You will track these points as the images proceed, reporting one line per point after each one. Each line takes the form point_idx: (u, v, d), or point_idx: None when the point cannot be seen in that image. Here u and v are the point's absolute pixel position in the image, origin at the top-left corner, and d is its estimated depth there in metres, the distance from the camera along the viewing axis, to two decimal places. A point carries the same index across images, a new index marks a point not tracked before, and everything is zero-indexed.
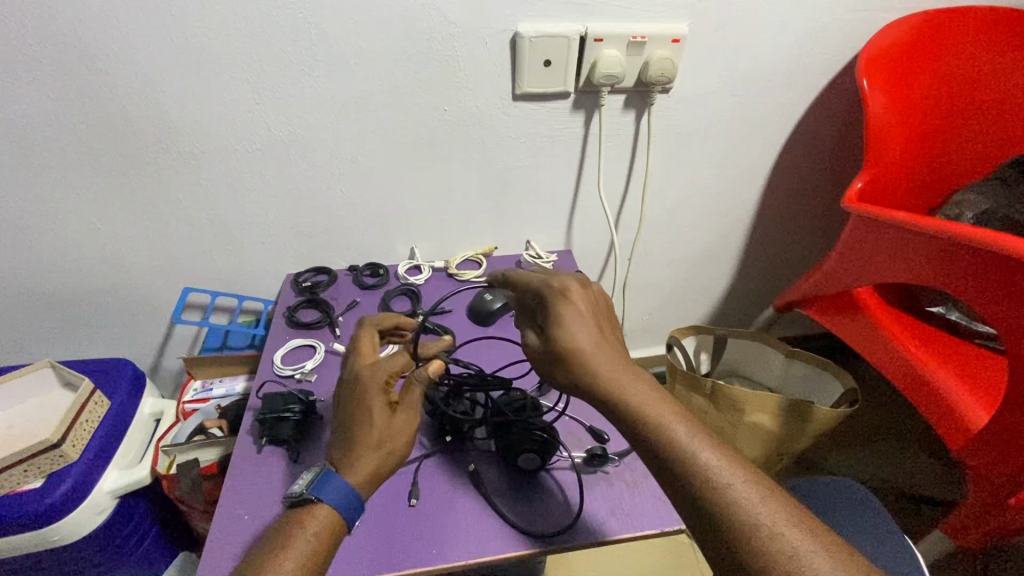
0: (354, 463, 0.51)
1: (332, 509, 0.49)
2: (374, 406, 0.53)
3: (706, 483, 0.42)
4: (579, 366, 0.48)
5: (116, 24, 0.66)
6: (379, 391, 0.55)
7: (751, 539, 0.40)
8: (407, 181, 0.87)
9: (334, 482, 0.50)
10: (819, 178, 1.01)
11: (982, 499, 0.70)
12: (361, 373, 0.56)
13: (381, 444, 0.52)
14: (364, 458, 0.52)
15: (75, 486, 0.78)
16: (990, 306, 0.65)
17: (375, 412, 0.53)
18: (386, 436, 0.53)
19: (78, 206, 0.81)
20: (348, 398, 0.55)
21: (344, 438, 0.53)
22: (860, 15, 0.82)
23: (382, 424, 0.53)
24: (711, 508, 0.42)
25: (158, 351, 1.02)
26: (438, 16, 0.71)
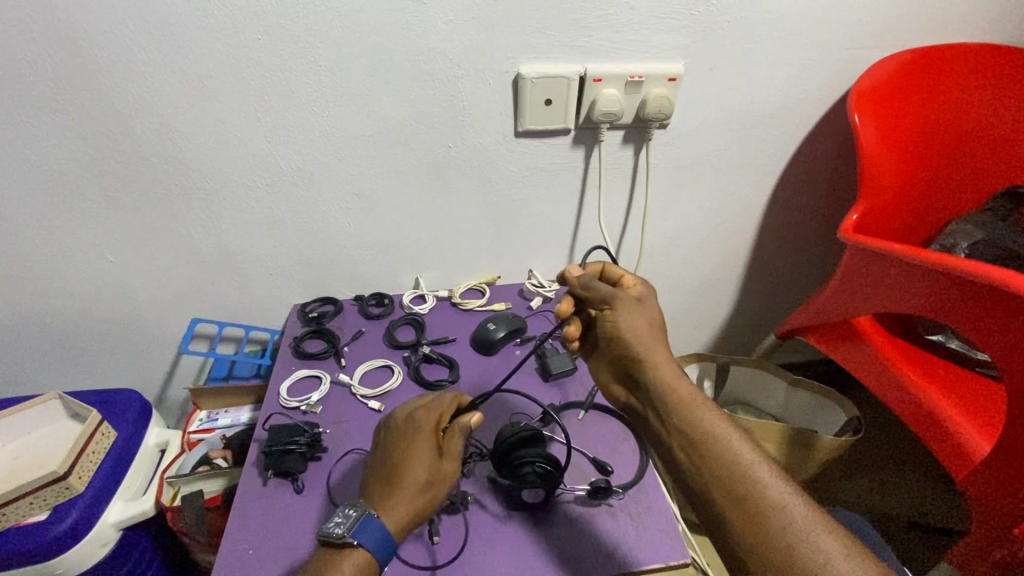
0: (397, 512, 0.52)
1: (368, 553, 0.49)
2: (423, 450, 0.55)
3: (750, 487, 0.46)
4: (642, 353, 0.54)
5: (135, 69, 0.70)
6: (428, 434, 0.56)
7: (794, 537, 0.43)
8: (412, 213, 0.89)
9: (376, 524, 0.51)
10: (817, 207, 1.03)
11: (983, 532, 0.70)
12: (415, 418, 0.58)
13: (423, 491, 0.53)
14: (406, 502, 0.52)
15: (80, 519, 0.78)
16: (994, 339, 0.65)
17: (423, 455, 0.54)
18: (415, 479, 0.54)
19: (92, 240, 0.83)
20: (404, 438, 0.57)
21: (386, 478, 0.54)
22: (852, 53, 0.85)
23: (426, 471, 0.54)
24: (756, 510, 0.45)
25: (165, 381, 1.04)
26: (443, 58, 0.74)
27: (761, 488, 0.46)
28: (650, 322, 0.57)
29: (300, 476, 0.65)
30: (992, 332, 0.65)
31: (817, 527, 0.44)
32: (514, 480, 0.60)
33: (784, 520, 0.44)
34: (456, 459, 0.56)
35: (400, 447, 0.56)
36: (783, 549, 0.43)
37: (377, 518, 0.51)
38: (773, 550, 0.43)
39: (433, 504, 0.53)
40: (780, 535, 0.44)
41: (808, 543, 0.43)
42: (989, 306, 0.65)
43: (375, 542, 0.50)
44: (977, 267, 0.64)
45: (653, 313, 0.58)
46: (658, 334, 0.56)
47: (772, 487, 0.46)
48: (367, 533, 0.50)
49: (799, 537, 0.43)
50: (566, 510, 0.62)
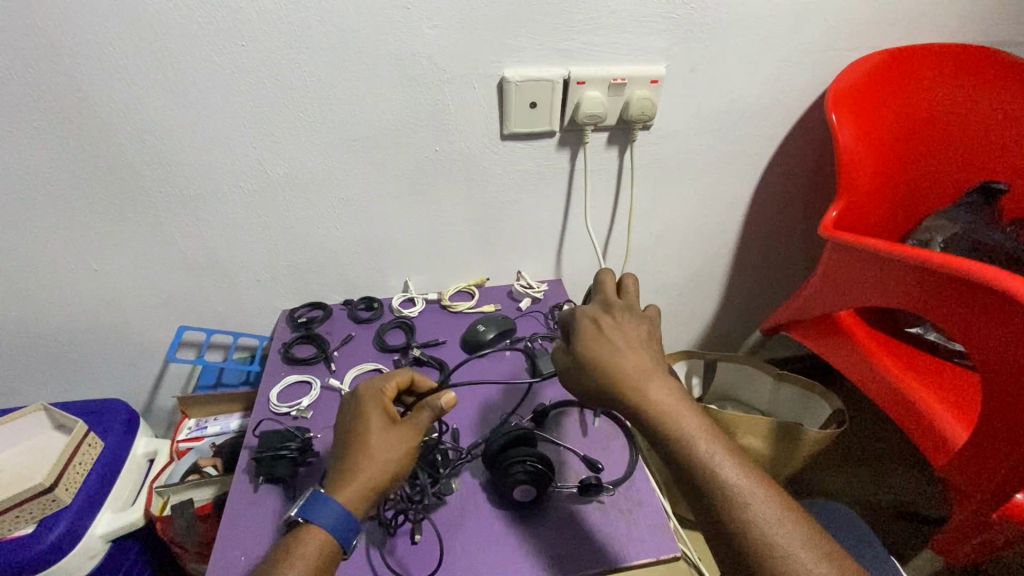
0: (351, 481, 0.54)
1: (326, 532, 0.51)
2: (372, 421, 0.57)
3: (735, 516, 0.46)
4: (620, 387, 0.52)
5: (118, 76, 0.69)
6: (377, 407, 0.59)
7: (775, 564, 0.44)
8: (400, 217, 0.89)
9: (326, 504, 0.52)
10: (798, 204, 1.05)
11: (961, 518, 0.72)
12: (360, 395, 0.61)
13: (375, 458, 0.55)
14: (359, 472, 0.54)
15: (68, 531, 0.78)
16: (976, 333, 0.67)
17: (373, 424, 0.57)
18: (361, 449, 0.55)
19: (76, 249, 0.83)
20: (352, 416, 0.59)
21: (339, 459, 0.56)
22: (828, 54, 0.87)
23: (377, 438, 0.56)
24: (741, 537, 0.45)
25: (152, 390, 1.03)
26: (427, 63, 0.75)
27: (747, 515, 0.46)
28: (624, 349, 0.55)
29: (291, 482, 0.65)
30: (976, 325, 0.67)
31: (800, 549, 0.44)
32: (504, 479, 0.60)
33: (762, 542, 0.45)
34: (412, 426, 0.57)
35: (350, 425, 0.58)
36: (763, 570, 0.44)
37: (327, 496, 0.52)
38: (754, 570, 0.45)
39: (390, 471, 0.55)
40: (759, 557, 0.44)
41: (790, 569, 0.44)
42: (974, 299, 0.66)
43: (326, 517, 0.51)
44: (963, 264, 0.65)
45: (617, 341, 0.55)
46: (635, 360, 0.54)
47: (758, 512, 0.46)
48: (316, 509, 0.51)
49: (782, 563, 0.44)
50: (559, 509, 0.62)
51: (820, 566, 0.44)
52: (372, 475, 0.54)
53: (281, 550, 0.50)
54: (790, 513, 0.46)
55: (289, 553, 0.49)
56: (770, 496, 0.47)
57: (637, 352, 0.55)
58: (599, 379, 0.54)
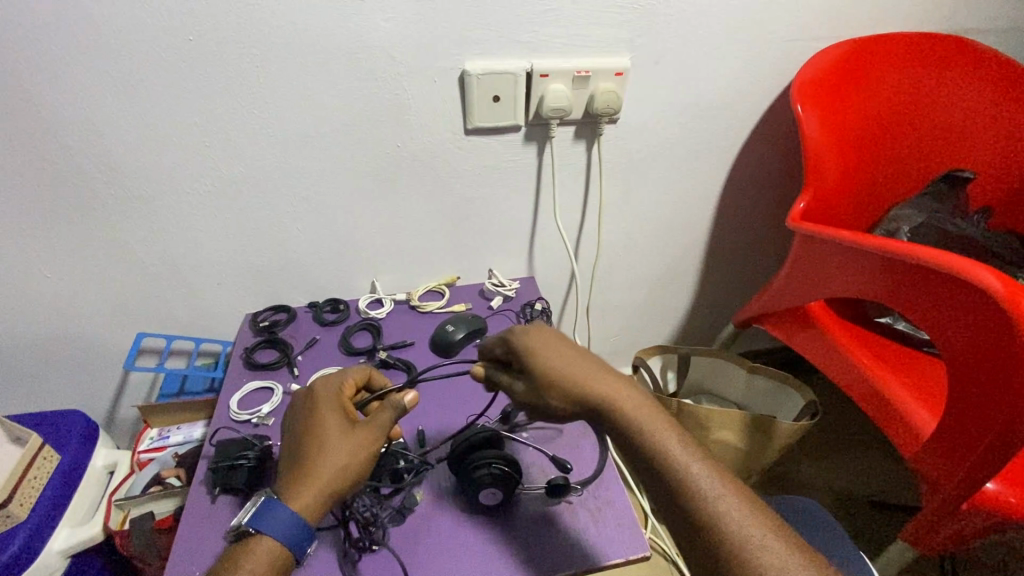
0: (311, 485, 0.51)
1: (276, 542, 0.49)
2: (330, 423, 0.56)
3: (707, 513, 0.45)
4: (580, 392, 0.52)
5: (56, 73, 0.66)
6: (334, 409, 0.57)
7: (751, 560, 0.43)
8: (364, 216, 0.87)
9: (276, 514, 0.49)
10: (769, 196, 1.05)
11: (933, 508, 0.72)
12: (313, 398, 0.59)
13: (335, 460, 0.53)
14: (319, 476, 0.52)
15: (23, 549, 0.74)
16: (943, 322, 0.67)
17: (330, 427, 0.55)
18: (316, 453, 0.53)
19: (21, 256, 0.79)
20: (307, 420, 0.57)
21: (294, 464, 0.54)
22: (793, 45, 0.87)
23: (336, 439, 0.54)
24: (715, 537, 0.44)
25: (114, 400, 0.99)
26: (385, 56, 0.73)
27: (718, 511, 0.45)
28: (575, 358, 0.54)
29: (249, 491, 0.63)
30: (941, 317, 0.67)
31: (775, 544, 0.44)
32: (469, 482, 0.59)
33: (736, 537, 0.44)
34: (375, 425, 0.55)
35: (305, 429, 0.56)
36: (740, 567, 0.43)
37: (279, 504, 0.50)
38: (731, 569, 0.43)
39: (351, 473, 0.53)
40: (735, 553, 0.43)
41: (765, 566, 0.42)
42: (940, 290, 0.66)
43: (275, 526, 0.49)
44: (931, 255, 0.65)
45: (562, 350, 0.55)
46: (589, 366, 0.54)
47: (729, 510, 0.45)
48: (267, 519, 0.49)
49: (758, 558, 0.43)
50: (527, 511, 0.61)
51: (795, 558, 0.43)
52: (329, 479, 0.52)
53: (227, 559, 0.48)
54: (760, 507, 0.46)
55: (237, 564, 0.47)
56: (738, 491, 0.47)
57: (585, 358, 0.55)
58: (556, 386, 0.53)
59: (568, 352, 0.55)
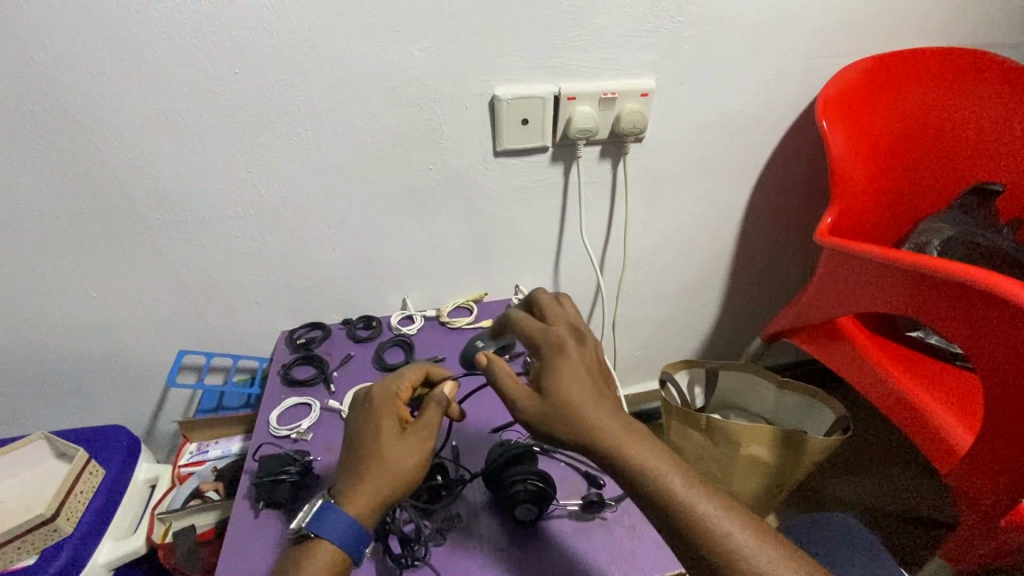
0: (369, 487, 0.53)
1: (334, 545, 0.50)
2: (386, 425, 0.57)
3: (716, 547, 0.45)
4: (584, 422, 0.51)
5: (112, 107, 0.70)
6: (391, 412, 0.59)
7: None
8: (396, 236, 0.90)
9: (333, 518, 0.51)
10: (793, 210, 1.05)
11: (973, 526, 0.70)
12: (370, 398, 0.60)
13: (390, 462, 0.54)
14: (378, 479, 0.53)
15: (71, 560, 0.77)
16: (975, 338, 0.66)
17: (386, 429, 0.57)
18: (373, 455, 0.55)
19: (74, 278, 0.83)
20: (364, 421, 0.59)
21: (352, 466, 0.55)
22: (816, 63, 0.88)
23: (392, 442, 0.56)
24: (723, 569, 0.45)
25: (154, 415, 1.03)
26: (420, 84, 0.76)
27: (728, 544, 0.45)
28: (588, 383, 0.54)
29: (291, 505, 0.65)
30: (969, 330, 0.67)
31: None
32: (505, 499, 0.60)
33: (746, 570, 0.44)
34: (426, 425, 0.57)
35: (362, 430, 0.58)
36: None
37: (336, 508, 0.51)
38: None
39: (406, 474, 0.54)
40: None
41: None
42: (963, 302, 0.66)
43: (332, 530, 0.50)
44: (949, 266, 0.66)
45: (576, 372, 0.54)
46: (597, 393, 0.53)
47: (739, 543, 0.45)
48: (322, 522, 0.51)
49: None
50: (561, 527, 0.62)
51: None
52: (388, 482, 0.53)
53: (289, 562, 0.50)
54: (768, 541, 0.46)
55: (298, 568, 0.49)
56: (746, 525, 0.46)
57: (594, 389, 0.54)
58: (563, 414, 0.52)
59: (581, 376, 0.54)
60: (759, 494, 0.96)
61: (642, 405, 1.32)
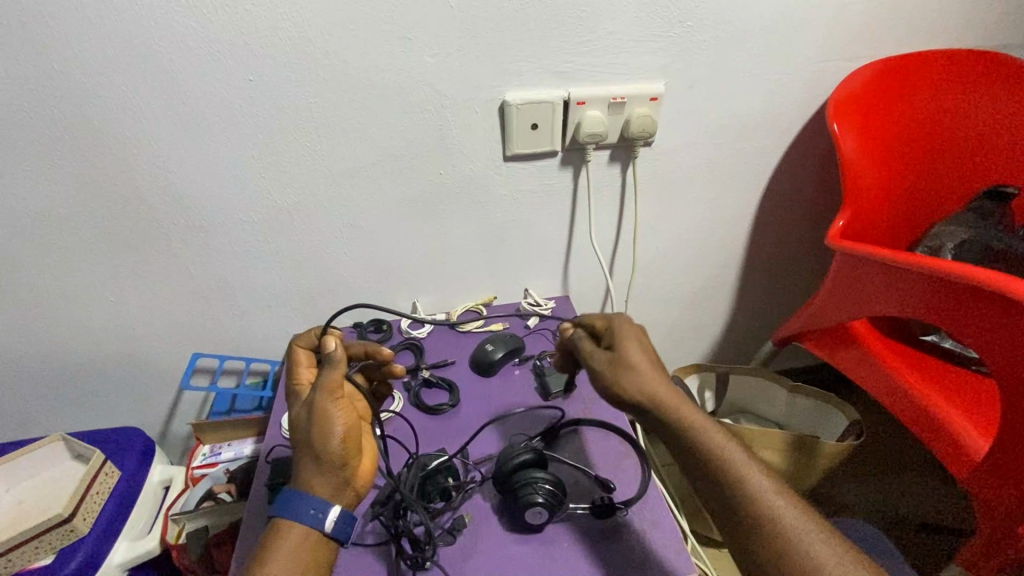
0: (309, 467, 0.56)
1: (310, 529, 0.53)
2: (293, 411, 0.60)
3: (763, 506, 0.49)
4: (654, 384, 0.55)
5: (130, 115, 0.71)
6: (296, 398, 0.62)
7: (801, 552, 0.47)
8: (406, 240, 0.91)
9: (306, 503, 0.54)
10: (804, 213, 1.05)
11: (991, 533, 0.69)
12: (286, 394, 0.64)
13: (307, 439, 0.57)
14: (307, 453, 0.56)
15: (87, 560, 0.79)
16: (991, 340, 0.65)
17: (294, 414, 0.60)
18: (295, 439, 0.58)
19: (92, 282, 0.85)
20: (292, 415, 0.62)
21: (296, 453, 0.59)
22: (827, 65, 0.87)
23: (298, 421, 0.58)
24: (767, 528, 0.48)
25: (168, 417, 1.04)
26: (431, 90, 0.76)
27: (774, 505, 0.49)
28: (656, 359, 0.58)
29: None
30: (983, 332, 0.66)
31: (825, 537, 0.48)
32: (516, 502, 0.60)
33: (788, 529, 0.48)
34: (319, 387, 0.58)
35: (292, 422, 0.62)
36: (790, 554, 0.47)
37: (308, 495, 0.54)
38: (781, 554, 0.47)
39: (331, 437, 0.56)
40: (786, 541, 0.48)
41: (821, 563, 0.47)
42: (976, 305, 0.66)
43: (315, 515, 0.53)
44: (961, 269, 0.65)
45: (646, 346, 0.58)
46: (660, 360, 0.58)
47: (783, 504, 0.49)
48: (299, 509, 0.53)
49: (806, 550, 0.47)
50: (571, 531, 0.62)
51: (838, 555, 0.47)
52: (313, 450, 0.56)
53: (264, 546, 0.53)
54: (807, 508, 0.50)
55: (274, 551, 0.52)
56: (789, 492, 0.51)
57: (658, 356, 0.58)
58: (637, 375, 0.55)
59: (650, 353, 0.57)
60: None
61: None
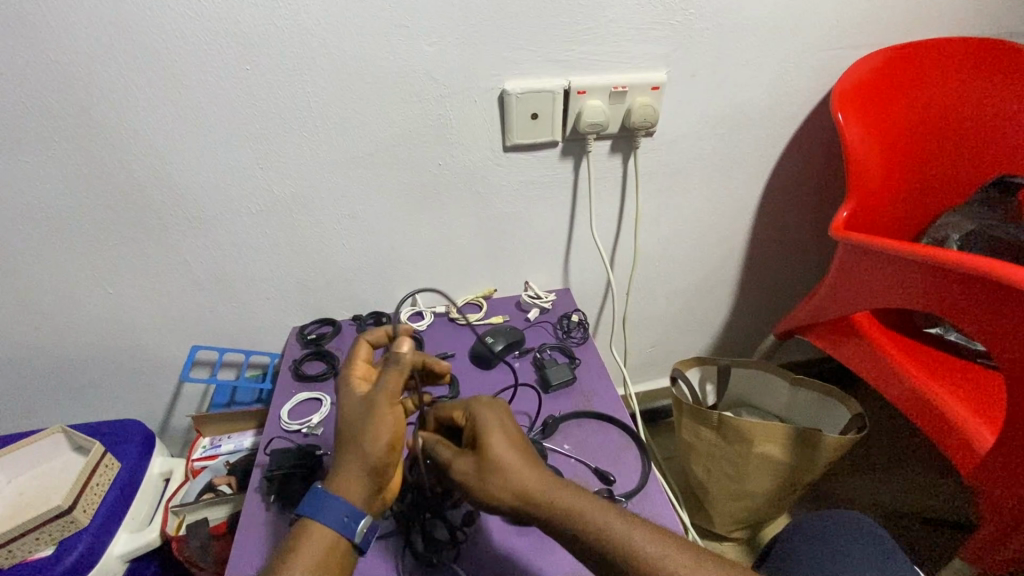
0: (349, 465, 0.52)
1: (330, 531, 0.50)
2: (346, 402, 0.56)
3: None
4: (514, 483, 0.50)
5: (126, 104, 0.71)
6: (350, 390, 0.57)
7: None
8: (406, 232, 0.90)
9: (328, 502, 0.50)
10: (807, 205, 1.04)
11: (997, 525, 0.69)
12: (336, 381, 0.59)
13: (351, 441, 0.53)
14: (351, 452, 0.52)
15: (87, 552, 0.79)
16: (1005, 333, 0.64)
17: (345, 407, 0.55)
18: (343, 435, 0.54)
19: (90, 275, 0.84)
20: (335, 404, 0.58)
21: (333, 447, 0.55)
22: (831, 54, 0.86)
23: (349, 416, 0.54)
24: None
25: (168, 410, 1.04)
26: (429, 79, 0.75)
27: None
28: (516, 436, 0.53)
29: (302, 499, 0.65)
30: (995, 323, 0.64)
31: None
32: None
33: None
34: (382, 385, 0.55)
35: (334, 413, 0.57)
36: None
37: (331, 494, 0.51)
38: None
39: (384, 440, 0.52)
40: None
41: None
42: (978, 293, 0.65)
43: (332, 515, 0.50)
44: (961, 258, 0.65)
45: (502, 440, 0.52)
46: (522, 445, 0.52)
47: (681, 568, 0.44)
48: (320, 508, 0.50)
49: None
50: None
51: None
52: (360, 451, 0.52)
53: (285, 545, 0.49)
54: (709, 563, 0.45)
55: (295, 553, 0.48)
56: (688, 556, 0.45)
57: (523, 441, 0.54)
58: (494, 474, 0.50)
59: (510, 435, 0.53)
60: (774, 494, 0.94)
61: (653, 403, 1.31)
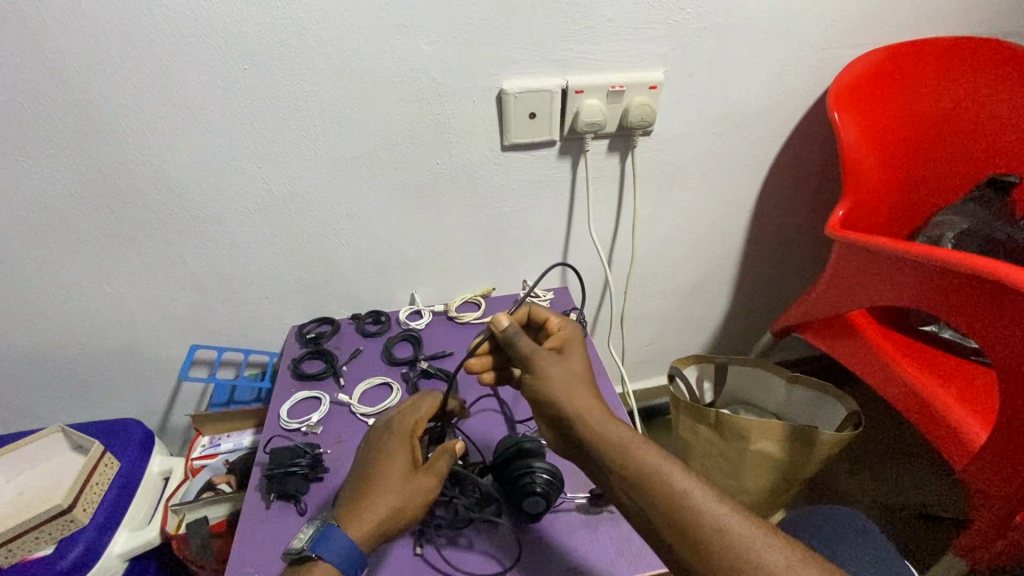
0: (371, 517, 0.54)
1: (330, 566, 0.51)
2: (397, 459, 0.57)
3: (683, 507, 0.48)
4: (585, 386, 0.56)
5: (124, 105, 0.71)
6: (404, 448, 0.59)
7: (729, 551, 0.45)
8: (404, 231, 0.90)
9: (335, 537, 0.52)
10: (804, 204, 1.04)
11: (988, 521, 0.70)
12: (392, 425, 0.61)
13: (396, 498, 0.55)
14: (379, 511, 0.54)
15: (87, 551, 0.79)
16: (1000, 334, 0.64)
17: (397, 464, 0.57)
18: (380, 488, 0.55)
19: (89, 275, 0.84)
20: (380, 447, 0.59)
21: (358, 485, 0.56)
22: (828, 53, 0.87)
23: (396, 478, 0.56)
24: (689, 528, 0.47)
25: (167, 409, 1.04)
26: (426, 78, 0.76)
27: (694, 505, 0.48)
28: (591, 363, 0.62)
29: (303, 498, 0.65)
30: (991, 323, 0.65)
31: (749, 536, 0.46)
32: (514, 489, 0.60)
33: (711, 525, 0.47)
34: (435, 471, 0.57)
35: (375, 455, 0.59)
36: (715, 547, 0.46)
37: (337, 531, 0.53)
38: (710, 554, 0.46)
39: (410, 519, 0.55)
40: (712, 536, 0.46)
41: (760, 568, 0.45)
42: (976, 293, 0.65)
43: (335, 552, 0.51)
44: (954, 256, 0.65)
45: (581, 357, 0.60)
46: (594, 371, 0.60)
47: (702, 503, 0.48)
48: (324, 544, 0.52)
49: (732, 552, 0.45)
50: (567, 520, 0.62)
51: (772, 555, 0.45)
52: (389, 517, 0.54)
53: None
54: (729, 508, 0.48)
55: None
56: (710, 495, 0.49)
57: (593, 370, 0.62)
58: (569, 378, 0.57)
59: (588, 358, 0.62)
60: (771, 490, 0.95)
61: (651, 401, 1.31)
